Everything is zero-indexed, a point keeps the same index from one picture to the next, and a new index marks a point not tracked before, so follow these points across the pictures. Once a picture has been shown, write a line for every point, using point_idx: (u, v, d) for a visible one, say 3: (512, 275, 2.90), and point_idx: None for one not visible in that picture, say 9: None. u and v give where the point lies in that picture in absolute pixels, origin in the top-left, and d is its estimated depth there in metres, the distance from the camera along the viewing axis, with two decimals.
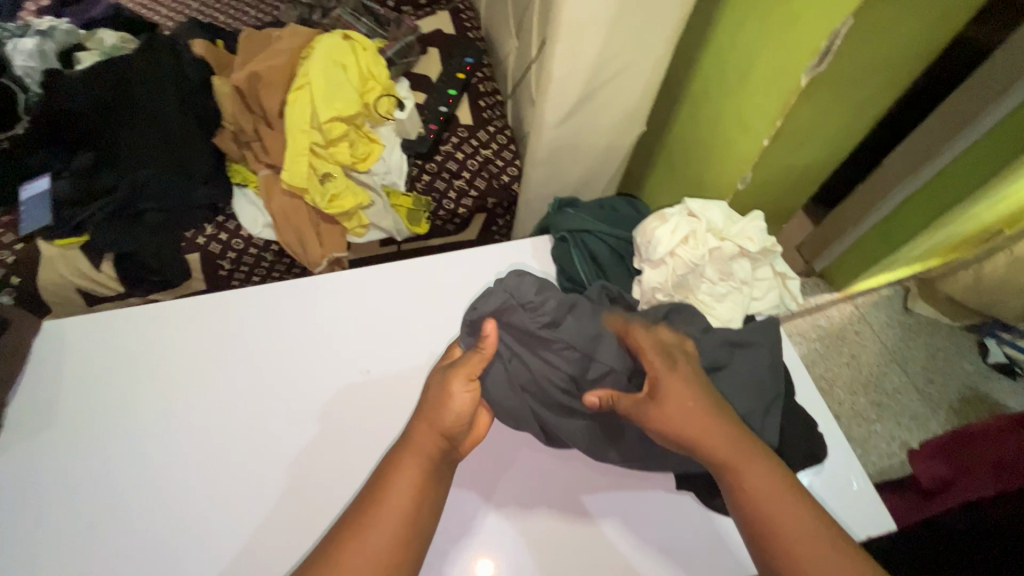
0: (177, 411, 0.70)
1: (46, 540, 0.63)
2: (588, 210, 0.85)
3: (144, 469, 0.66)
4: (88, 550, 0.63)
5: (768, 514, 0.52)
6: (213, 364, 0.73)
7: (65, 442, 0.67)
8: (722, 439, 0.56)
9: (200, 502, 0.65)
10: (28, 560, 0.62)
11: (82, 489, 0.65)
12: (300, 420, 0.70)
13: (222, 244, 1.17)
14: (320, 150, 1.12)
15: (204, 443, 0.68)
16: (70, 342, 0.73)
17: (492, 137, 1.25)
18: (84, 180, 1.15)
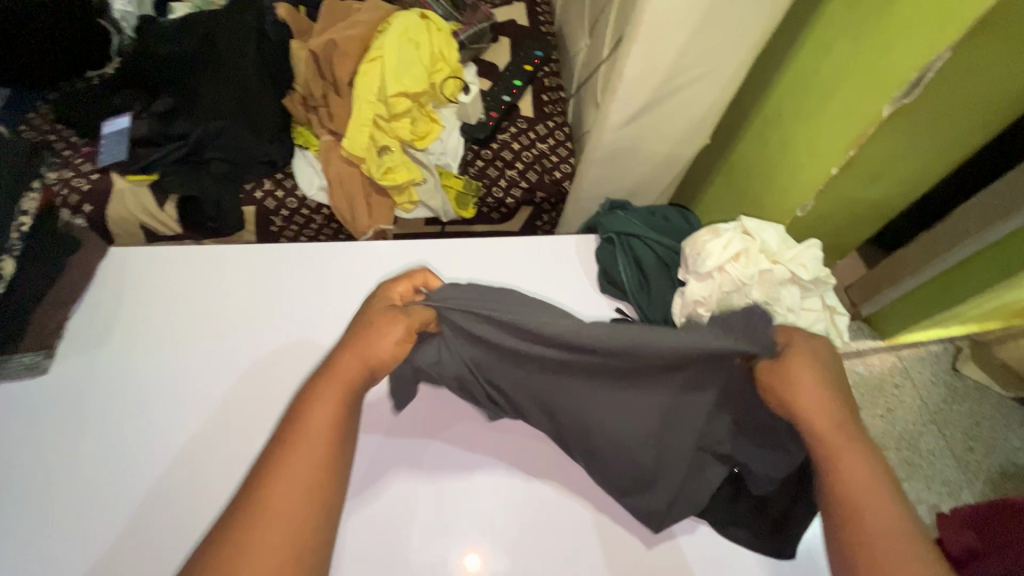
0: (183, 356, 0.72)
1: (79, 457, 0.65)
2: (639, 215, 0.84)
3: (144, 405, 0.69)
4: (88, 470, 0.65)
5: (854, 495, 0.52)
6: (224, 317, 0.75)
7: (113, 365, 0.71)
8: (824, 413, 0.56)
9: (178, 449, 0.66)
10: (45, 467, 0.65)
11: (120, 413, 0.68)
12: (269, 393, 0.70)
13: (277, 201, 1.21)
14: (382, 123, 1.14)
15: (194, 392, 0.70)
16: (130, 269, 0.77)
17: (550, 132, 1.25)
18: (161, 123, 1.22)
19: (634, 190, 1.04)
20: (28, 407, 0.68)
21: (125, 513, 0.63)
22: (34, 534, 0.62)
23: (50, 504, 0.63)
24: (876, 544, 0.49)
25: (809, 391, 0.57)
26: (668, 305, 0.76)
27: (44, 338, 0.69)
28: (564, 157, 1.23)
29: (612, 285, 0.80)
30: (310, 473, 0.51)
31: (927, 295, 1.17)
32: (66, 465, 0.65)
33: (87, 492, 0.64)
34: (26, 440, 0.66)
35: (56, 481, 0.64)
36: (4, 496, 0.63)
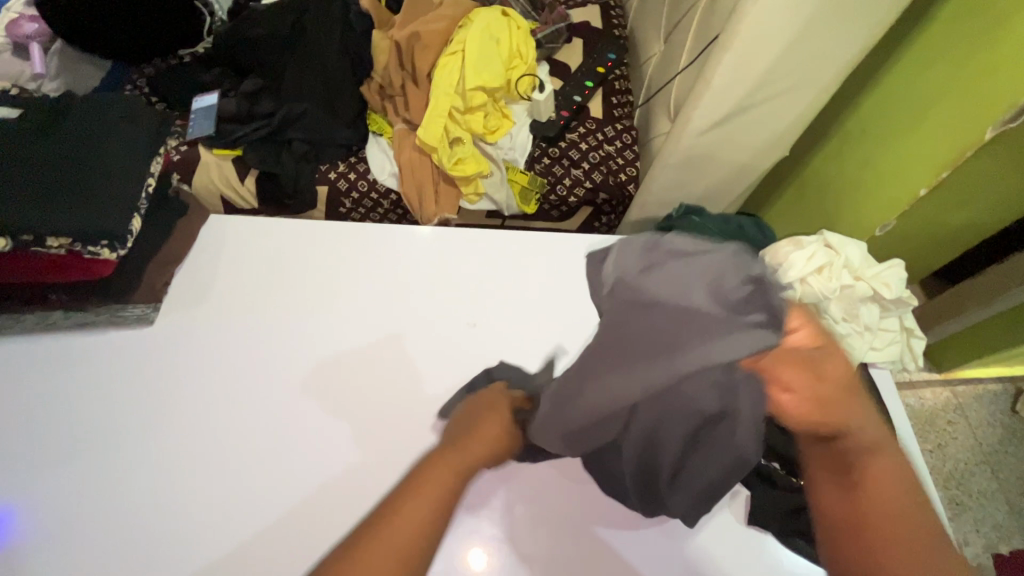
0: (263, 326, 0.76)
1: (164, 417, 0.69)
2: (714, 222, 0.85)
3: (227, 368, 0.73)
4: (174, 422, 0.69)
5: (874, 484, 0.51)
6: (307, 291, 0.79)
7: (203, 334, 0.75)
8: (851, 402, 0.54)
9: (254, 415, 0.70)
10: (135, 414, 0.69)
11: (205, 382, 0.72)
12: (331, 367, 0.74)
13: (349, 183, 1.26)
14: (458, 115, 1.17)
15: (270, 363, 0.73)
16: (228, 233, 0.82)
17: (618, 135, 1.26)
18: (248, 102, 1.28)
19: (703, 197, 1.04)
20: (123, 360, 0.72)
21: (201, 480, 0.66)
22: (118, 488, 0.65)
23: (134, 460, 0.67)
24: (879, 538, 0.48)
25: (833, 376, 0.55)
26: None
27: (153, 293, 0.73)
28: (630, 160, 1.24)
29: None
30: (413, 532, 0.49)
31: (997, 330, 1.13)
32: (151, 426, 0.69)
33: (168, 454, 0.67)
34: (113, 398, 0.70)
35: (137, 440, 0.67)
36: (92, 448, 0.67)
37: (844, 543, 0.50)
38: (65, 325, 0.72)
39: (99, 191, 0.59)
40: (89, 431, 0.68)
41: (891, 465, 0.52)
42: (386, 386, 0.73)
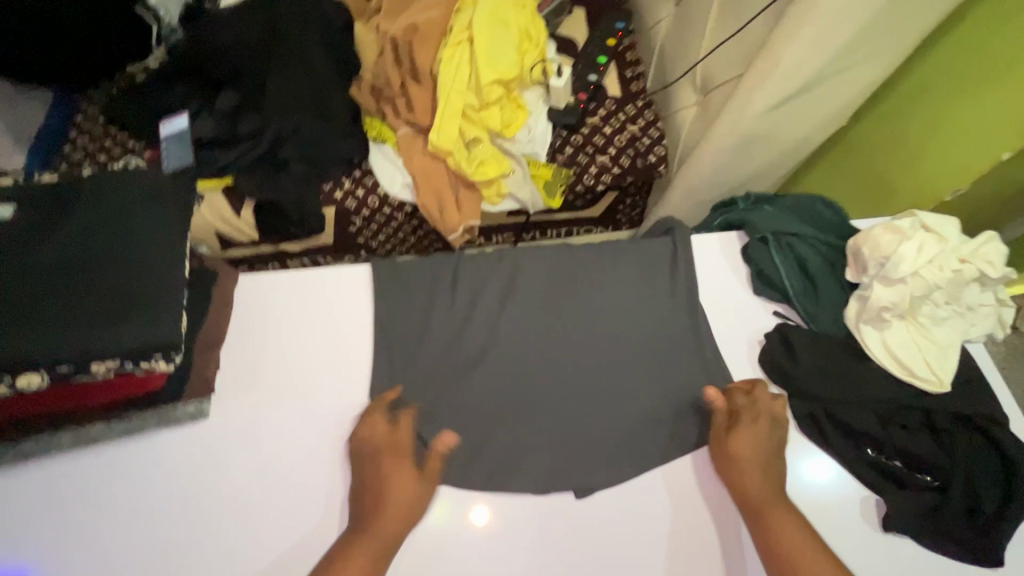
0: (248, 425, 0.65)
1: (183, 528, 0.60)
2: (789, 208, 0.79)
3: (211, 474, 0.62)
4: (150, 532, 0.59)
5: (776, 543, 0.58)
6: (308, 383, 0.68)
7: (239, 426, 0.65)
8: (761, 480, 0.62)
9: (222, 532, 0.60)
10: (112, 513, 0.60)
11: (213, 483, 0.62)
12: (328, 477, 0.63)
13: (358, 201, 1.15)
14: (472, 113, 1.07)
15: (260, 471, 0.63)
16: (263, 294, 0.73)
17: (640, 113, 1.18)
18: (228, 122, 1.14)
19: (752, 177, 0.98)
20: (120, 450, 0.62)
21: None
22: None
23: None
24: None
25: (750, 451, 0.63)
26: (838, 307, 0.72)
27: (206, 385, 0.64)
28: (657, 139, 1.17)
29: (771, 287, 0.76)
30: (372, 560, 0.56)
31: None
32: (168, 535, 0.59)
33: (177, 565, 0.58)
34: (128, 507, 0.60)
35: (99, 538, 0.59)
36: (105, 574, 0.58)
37: None
38: (110, 435, 0.61)
39: (140, 293, 0.49)
40: (95, 552, 0.58)
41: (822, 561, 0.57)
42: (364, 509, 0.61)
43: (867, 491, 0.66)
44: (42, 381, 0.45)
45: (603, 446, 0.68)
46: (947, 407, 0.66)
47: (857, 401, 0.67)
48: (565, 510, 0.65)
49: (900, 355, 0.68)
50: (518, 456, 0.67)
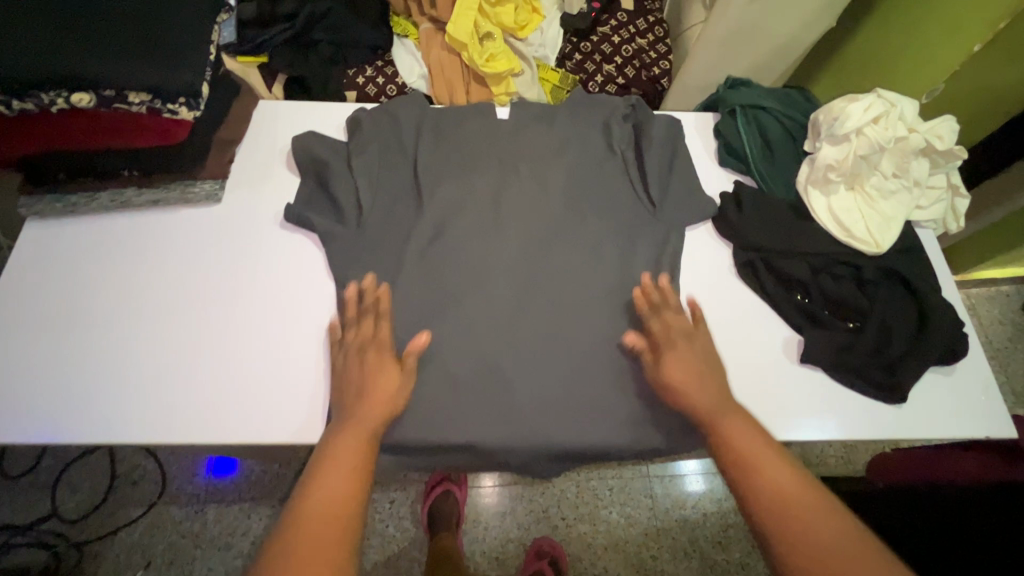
0: (212, 267, 0.72)
1: (148, 356, 0.67)
2: (762, 89, 0.84)
3: (175, 310, 0.70)
4: (120, 347, 0.67)
5: (798, 512, 0.53)
6: (271, 238, 0.75)
7: (240, 213, 0.76)
8: (714, 404, 0.62)
9: (176, 362, 0.67)
10: (92, 324, 0.69)
11: (178, 311, 0.70)
12: (276, 322, 0.70)
13: (378, 87, 1.23)
14: (488, 7, 1.14)
15: (217, 310, 0.70)
16: (279, 116, 0.83)
17: (650, 28, 1.23)
18: (268, 6, 1.21)
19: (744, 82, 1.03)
20: (113, 267, 0.72)
21: (203, 374, 0.67)
22: (134, 385, 0.66)
23: (144, 364, 0.67)
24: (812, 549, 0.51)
25: (688, 374, 0.64)
26: (791, 174, 0.77)
27: (221, 170, 0.74)
28: (663, 54, 1.22)
29: (734, 157, 0.81)
30: (353, 460, 0.57)
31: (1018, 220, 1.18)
32: (172, 326, 0.69)
33: (181, 347, 0.68)
34: (134, 306, 0.70)
35: (78, 356, 0.67)
36: (108, 357, 0.67)
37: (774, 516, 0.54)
38: (138, 202, 0.73)
39: (167, 45, 0.59)
40: (72, 359, 0.67)
41: (794, 480, 0.56)
42: (304, 347, 0.69)
43: (790, 331, 0.73)
44: (89, 102, 0.57)
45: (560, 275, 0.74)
46: (876, 263, 0.72)
47: (790, 260, 0.72)
48: (512, 321, 0.71)
49: (840, 215, 0.73)
50: (476, 275, 0.73)
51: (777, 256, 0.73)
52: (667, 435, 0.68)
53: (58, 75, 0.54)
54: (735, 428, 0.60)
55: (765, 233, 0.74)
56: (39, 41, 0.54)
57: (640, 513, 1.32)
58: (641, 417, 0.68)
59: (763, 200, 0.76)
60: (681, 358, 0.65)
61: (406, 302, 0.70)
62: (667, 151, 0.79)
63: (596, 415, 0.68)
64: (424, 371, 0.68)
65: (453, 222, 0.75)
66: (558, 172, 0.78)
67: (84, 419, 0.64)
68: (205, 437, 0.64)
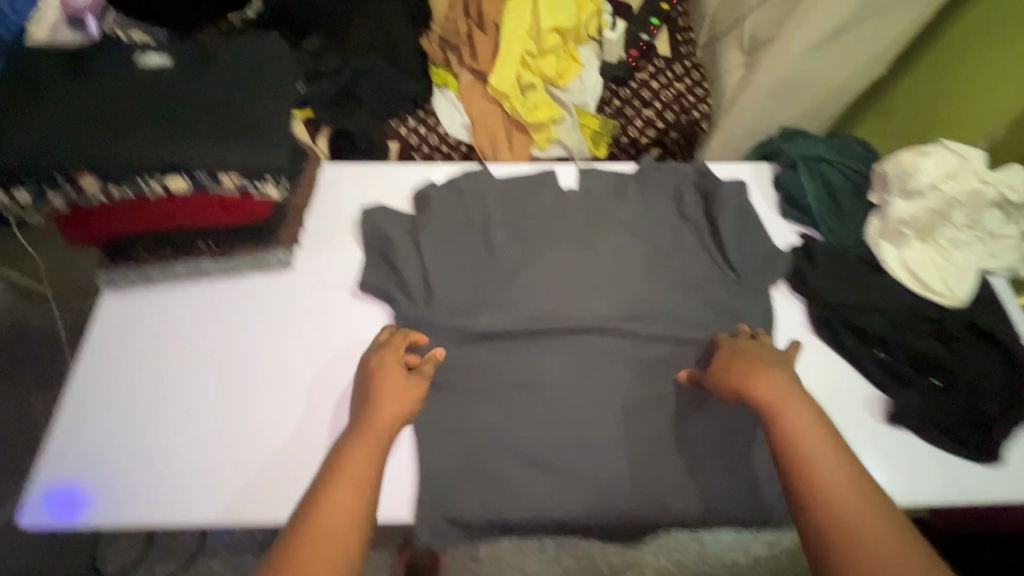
0: (274, 335, 0.72)
1: (207, 428, 0.66)
2: (822, 140, 0.84)
3: (236, 378, 0.69)
4: (181, 418, 0.67)
5: (840, 507, 0.51)
6: (335, 306, 0.74)
7: (311, 280, 0.76)
8: (777, 389, 0.60)
9: (234, 433, 0.66)
10: (157, 392, 0.68)
11: (240, 379, 0.69)
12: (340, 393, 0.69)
13: (420, 137, 1.26)
14: (530, 59, 1.17)
15: (276, 380, 0.69)
16: (341, 179, 0.84)
17: (688, 72, 1.25)
18: (312, 61, 1.25)
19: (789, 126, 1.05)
20: (180, 334, 0.72)
21: (263, 447, 0.65)
22: (193, 457, 0.65)
23: (203, 435, 0.66)
24: (868, 542, 0.49)
25: (746, 366, 0.64)
26: (858, 226, 0.77)
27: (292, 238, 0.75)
28: (701, 98, 1.24)
29: (798, 210, 0.81)
30: (355, 489, 0.55)
31: None
32: (243, 402, 0.68)
33: (248, 417, 0.67)
34: (203, 381, 0.69)
35: (141, 425, 0.66)
36: (170, 426, 0.66)
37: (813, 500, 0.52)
38: (213, 272, 0.74)
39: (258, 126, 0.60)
40: (135, 429, 0.66)
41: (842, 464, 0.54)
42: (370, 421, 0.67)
43: (873, 390, 0.71)
44: (183, 186, 0.58)
45: (630, 334, 0.74)
46: (959, 315, 0.71)
47: (867, 316, 0.72)
48: (586, 384, 0.71)
49: (915, 270, 0.72)
50: (547, 339, 0.73)
51: (854, 311, 0.73)
52: (750, 499, 0.67)
53: (157, 160, 0.56)
54: (800, 421, 0.57)
55: (838, 290, 0.74)
56: (145, 135, 0.56)
57: (690, 562, 1.28)
58: (721, 481, 0.67)
59: (833, 256, 0.76)
60: (739, 361, 0.64)
61: (480, 367, 0.71)
62: (729, 205, 0.80)
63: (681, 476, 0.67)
64: (502, 442, 0.67)
65: (521, 287, 0.75)
66: (619, 236, 0.80)
67: (142, 493, 0.63)
68: (280, 518, 0.62)
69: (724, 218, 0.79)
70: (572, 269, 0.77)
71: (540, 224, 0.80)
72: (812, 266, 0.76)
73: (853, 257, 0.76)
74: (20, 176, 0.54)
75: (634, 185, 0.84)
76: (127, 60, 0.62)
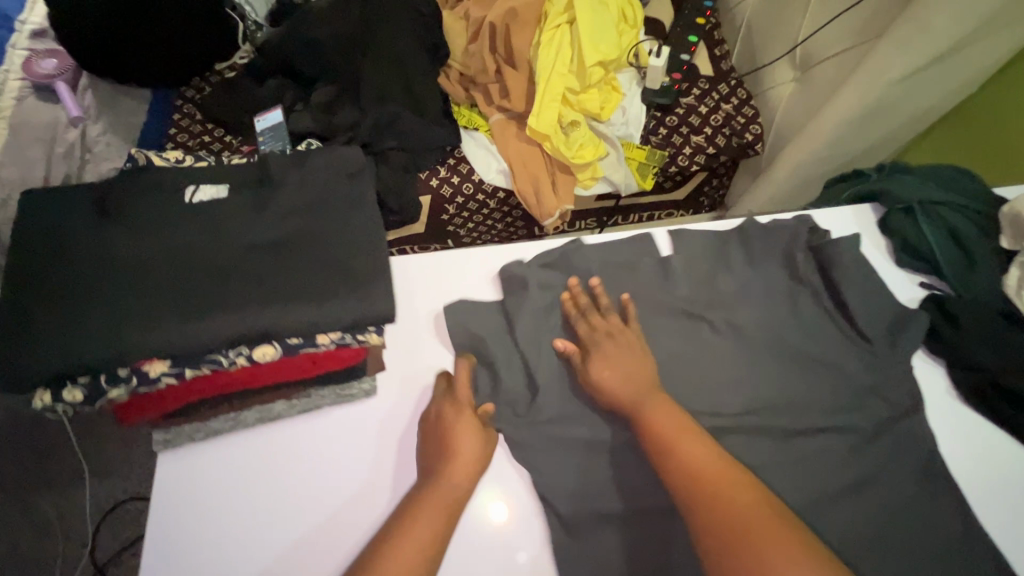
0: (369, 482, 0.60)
1: None
2: (932, 178, 0.77)
3: (329, 544, 0.57)
4: None
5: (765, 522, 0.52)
6: None
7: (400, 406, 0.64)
8: (637, 383, 0.62)
9: None
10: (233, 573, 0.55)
11: (330, 549, 0.56)
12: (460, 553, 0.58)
13: (454, 188, 1.16)
14: (572, 96, 1.07)
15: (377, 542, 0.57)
16: (412, 275, 0.73)
17: (734, 91, 1.17)
18: (325, 116, 1.13)
19: (863, 151, 0.99)
20: (251, 490, 0.59)
21: None
22: None
23: None
24: (732, 523, 0.52)
25: (625, 357, 0.64)
26: (995, 276, 0.70)
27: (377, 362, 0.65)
28: (751, 118, 1.15)
29: (916, 259, 0.75)
30: (435, 523, 0.55)
31: None
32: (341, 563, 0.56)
33: None
34: (286, 549, 0.56)
35: None
36: None
37: (717, 502, 0.54)
38: (287, 412, 0.62)
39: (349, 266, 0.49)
40: None
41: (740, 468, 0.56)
42: None
43: None
44: (273, 355, 0.47)
45: (764, 424, 0.66)
46: None
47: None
48: None
49: None
50: None
51: (1012, 374, 0.65)
52: None
53: (246, 334, 0.45)
54: (671, 429, 0.59)
55: (986, 352, 0.67)
56: (222, 301, 0.45)
57: None
58: None
59: (974, 314, 0.69)
60: (625, 353, 0.64)
61: (610, 488, 0.62)
62: (847, 260, 0.72)
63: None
64: None
65: None
66: (728, 309, 0.73)
67: None
68: None
69: (846, 277, 0.72)
70: (688, 355, 0.69)
71: (644, 304, 0.72)
72: (948, 325, 0.69)
73: (992, 311, 0.69)
74: (71, 373, 0.43)
75: (733, 250, 0.77)
76: (173, 193, 0.50)
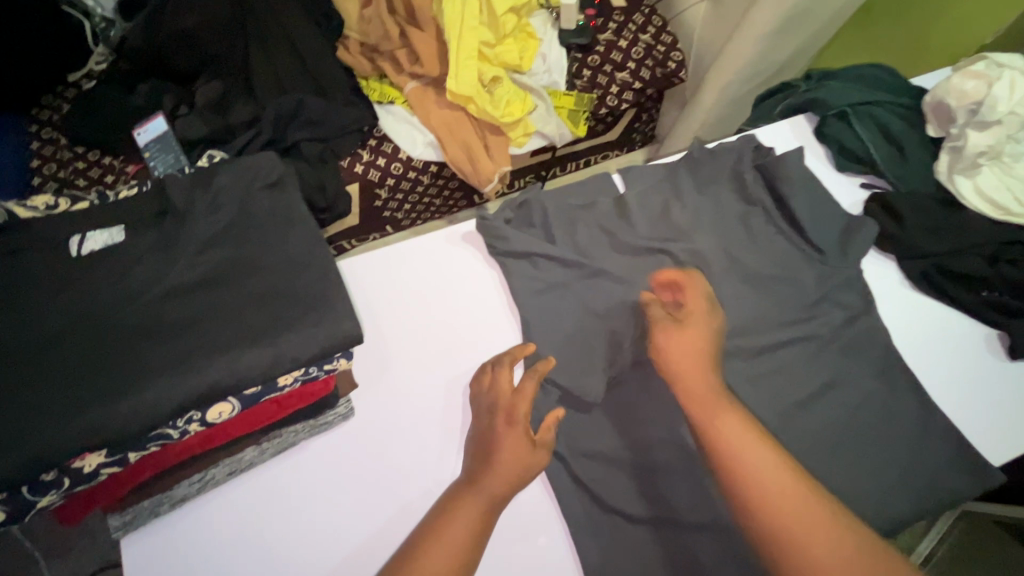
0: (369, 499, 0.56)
1: None
2: (851, 81, 0.80)
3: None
4: None
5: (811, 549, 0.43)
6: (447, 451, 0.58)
7: (383, 422, 0.59)
8: (705, 385, 0.53)
9: None
10: None
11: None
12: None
13: (381, 171, 1.06)
14: (489, 50, 1.00)
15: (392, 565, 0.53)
16: (366, 282, 0.66)
17: (648, 19, 1.13)
18: (218, 116, 1.00)
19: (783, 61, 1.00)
20: (241, 540, 0.53)
21: None
22: None
23: None
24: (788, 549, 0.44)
25: (685, 347, 0.55)
26: (926, 164, 0.74)
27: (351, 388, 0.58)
28: (672, 45, 1.12)
29: (856, 161, 0.76)
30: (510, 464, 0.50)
31: None
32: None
33: None
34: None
35: None
36: None
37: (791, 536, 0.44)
38: (261, 458, 0.56)
39: (290, 292, 0.43)
40: None
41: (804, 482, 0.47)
42: None
43: (989, 328, 0.69)
44: (231, 411, 0.42)
45: (746, 352, 0.66)
46: None
47: (965, 258, 0.68)
48: None
49: (995, 196, 0.69)
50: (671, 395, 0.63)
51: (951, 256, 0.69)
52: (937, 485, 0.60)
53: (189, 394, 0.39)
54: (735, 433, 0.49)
55: (931, 240, 0.69)
56: (152, 368, 0.39)
57: None
58: (906, 483, 0.60)
59: (916, 205, 0.71)
60: (685, 347, 0.55)
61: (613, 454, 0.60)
62: (797, 175, 0.72)
63: (873, 492, 0.60)
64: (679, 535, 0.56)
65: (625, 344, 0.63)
66: (693, 245, 0.70)
67: None
68: None
69: (798, 190, 0.71)
70: None
71: (610, 257, 0.69)
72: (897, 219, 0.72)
73: (930, 198, 0.72)
74: None
75: (688, 181, 0.74)
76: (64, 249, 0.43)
